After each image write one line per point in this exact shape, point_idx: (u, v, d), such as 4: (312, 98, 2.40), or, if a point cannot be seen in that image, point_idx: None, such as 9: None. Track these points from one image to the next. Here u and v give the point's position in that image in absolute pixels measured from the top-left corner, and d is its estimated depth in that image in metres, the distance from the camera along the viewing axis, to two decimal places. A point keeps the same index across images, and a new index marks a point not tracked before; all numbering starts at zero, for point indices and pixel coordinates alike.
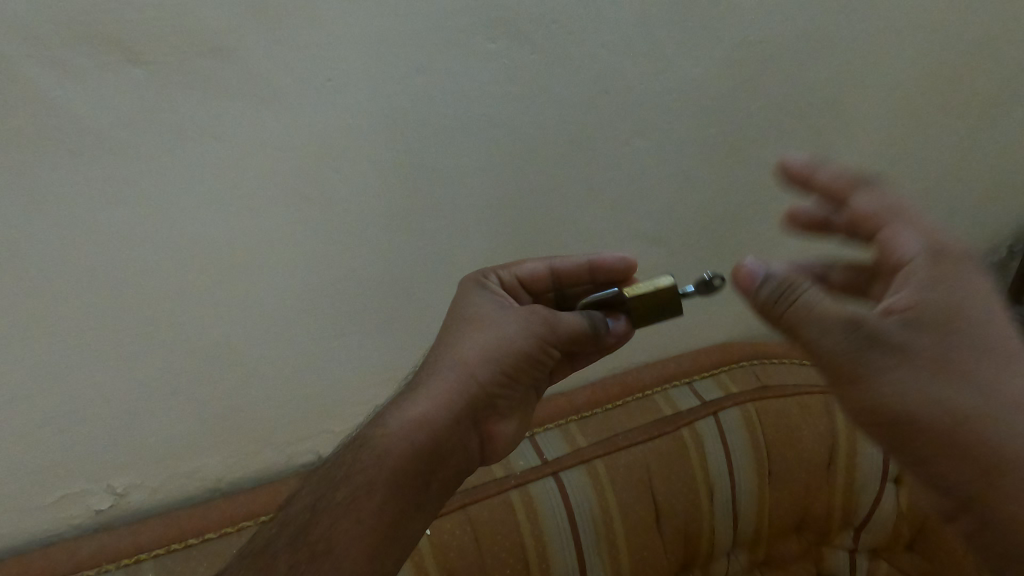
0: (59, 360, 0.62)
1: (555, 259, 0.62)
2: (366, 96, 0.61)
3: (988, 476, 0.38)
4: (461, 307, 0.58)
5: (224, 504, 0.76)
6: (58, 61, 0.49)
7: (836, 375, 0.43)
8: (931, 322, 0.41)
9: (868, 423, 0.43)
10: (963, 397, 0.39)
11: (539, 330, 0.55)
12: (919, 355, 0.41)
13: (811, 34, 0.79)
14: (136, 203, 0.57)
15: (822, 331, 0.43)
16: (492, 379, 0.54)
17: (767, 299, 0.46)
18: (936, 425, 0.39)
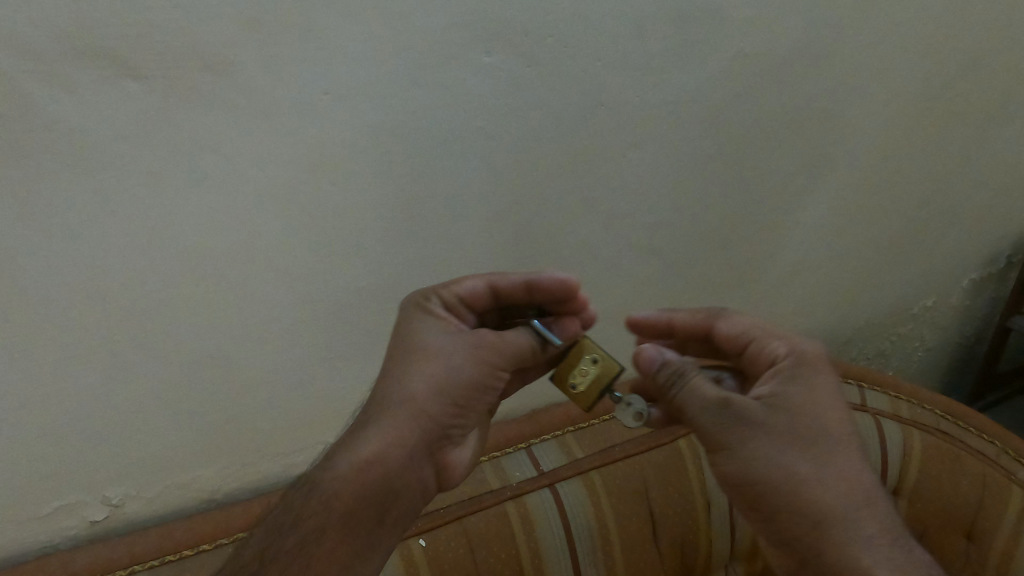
0: (56, 373, 0.62)
1: (492, 275, 0.60)
2: (363, 110, 0.62)
3: (817, 524, 0.49)
4: (404, 336, 0.57)
5: (220, 515, 0.76)
6: (57, 76, 0.49)
7: (714, 443, 0.53)
8: (786, 406, 0.52)
9: (739, 486, 0.52)
10: (804, 463, 0.50)
11: (486, 358, 0.55)
12: (775, 430, 0.51)
13: (807, 47, 0.80)
14: (133, 217, 0.58)
15: (702, 407, 0.53)
16: (445, 412, 0.54)
17: (663, 383, 0.57)
18: (784, 484, 0.50)
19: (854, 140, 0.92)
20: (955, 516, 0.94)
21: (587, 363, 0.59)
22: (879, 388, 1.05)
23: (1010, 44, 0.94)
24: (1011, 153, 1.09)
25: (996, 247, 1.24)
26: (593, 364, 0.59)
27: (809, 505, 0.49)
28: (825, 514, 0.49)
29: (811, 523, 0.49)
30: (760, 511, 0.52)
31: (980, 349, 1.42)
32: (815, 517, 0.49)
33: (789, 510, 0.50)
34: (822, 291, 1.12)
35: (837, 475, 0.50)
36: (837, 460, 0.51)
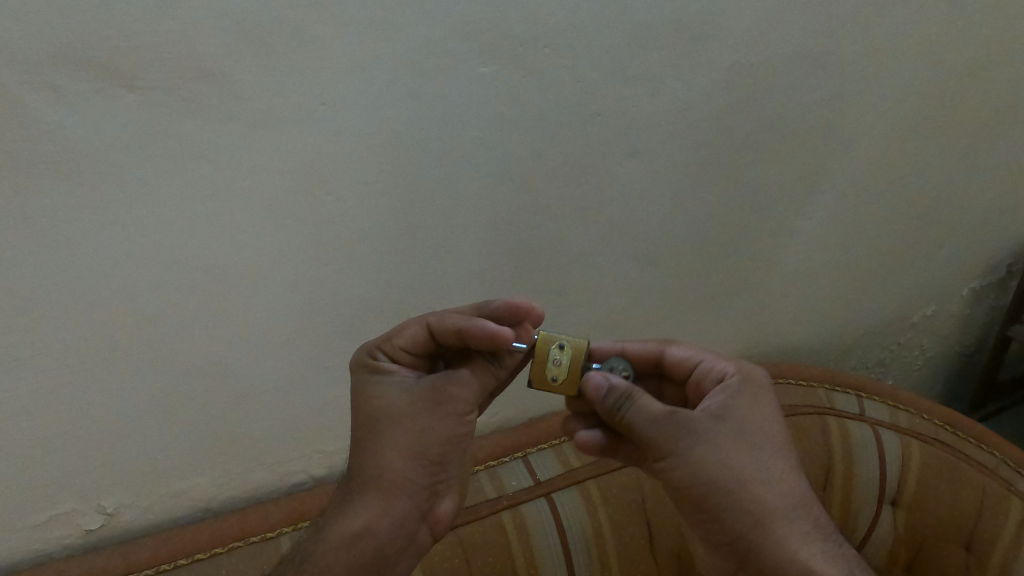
0: (51, 382, 0.62)
1: (428, 317, 0.59)
2: (357, 119, 0.62)
3: (759, 522, 0.52)
4: (366, 398, 0.57)
5: (215, 524, 0.76)
6: (50, 89, 0.49)
7: (662, 455, 0.54)
8: (732, 418, 0.55)
9: (686, 492, 0.54)
10: (747, 467, 0.53)
11: (450, 412, 0.55)
12: (722, 438, 0.54)
13: (803, 58, 0.80)
14: (128, 227, 0.58)
15: (652, 421, 0.54)
16: (422, 471, 0.56)
17: (611, 407, 0.56)
18: (730, 486, 0.53)
19: (851, 148, 0.93)
20: (954, 527, 0.93)
21: (557, 351, 0.59)
22: (878, 398, 1.05)
23: (1007, 55, 0.94)
24: (1009, 163, 1.09)
25: (995, 257, 1.24)
26: (562, 350, 0.59)
27: (750, 505, 0.53)
28: (765, 513, 0.53)
29: (753, 520, 0.52)
30: (704, 513, 0.54)
31: (979, 358, 1.41)
32: (756, 516, 0.52)
33: (733, 510, 0.53)
34: (819, 300, 1.12)
35: (780, 477, 0.54)
36: (776, 464, 0.54)
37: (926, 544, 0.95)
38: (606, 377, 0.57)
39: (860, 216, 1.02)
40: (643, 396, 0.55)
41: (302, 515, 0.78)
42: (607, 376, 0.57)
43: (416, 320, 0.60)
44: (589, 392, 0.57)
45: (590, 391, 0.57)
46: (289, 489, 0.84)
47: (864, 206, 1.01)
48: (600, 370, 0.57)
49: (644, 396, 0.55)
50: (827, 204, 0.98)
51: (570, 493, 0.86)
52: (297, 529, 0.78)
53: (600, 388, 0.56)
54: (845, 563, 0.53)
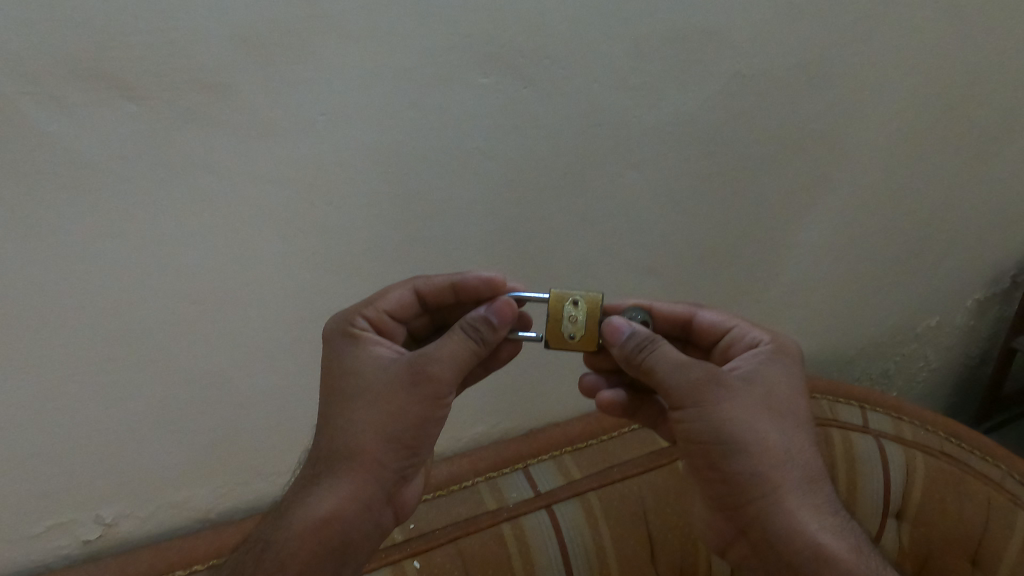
0: (50, 392, 0.62)
1: (416, 281, 0.63)
2: (357, 130, 0.62)
3: (774, 487, 0.52)
4: (347, 373, 0.56)
5: (213, 535, 0.76)
6: (53, 98, 0.50)
7: (686, 401, 0.54)
8: (760, 380, 0.56)
9: (704, 445, 0.54)
10: (771, 430, 0.53)
11: (428, 394, 0.53)
12: (749, 396, 0.54)
13: (804, 69, 0.80)
14: (129, 235, 0.58)
15: (679, 367, 0.54)
16: (394, 455, 0.53)
17: (632, 351, 0.56)
18: (752, 447, 0.52)
19: (853, 159, 0.92)
20: (960, 539, 0.92)
21: (571, 308, 0.60)
22: (881, 410, 1.04)
23: (1010, 66, 0.94)
24: (1013, 174, 1.09)
25: (1000, 269, 1.23)
26: (576, 307, 0.60)
27: (766, 469, 0.52)
28: (782, 480, 0.52)
29: (768, 485, 0.52)
30: (718, 472, 0.54)
31: (984, 370, 1.40)
32: (772, 481, 0.52)
33: (747, 473, 0.52)
34: (823, 311, 1.11)
35: (800, 447, 0.54)
36: (798, 435, 0.54)
37: (931, 559, 0.94)
38: (627, 327, 0.57)
39: (862, 227, 1.02)
40: (664, 343, 0.56)
41: None
42: (627, 326, 0.57)
43: (401, 284, 0.63)
44: (610, 337, 0.57)
45: (610, 337, 0.57)
46: None
47: (866, 217, 1.01)
48: (623, 317, 0.58)
49: (665, 344, 0.56)
50: (830, 214, 0.97)
51: (571, 504, 0.86)
52: None
53: (621, 331, 0.57)
54: (856, 540, 0.52)
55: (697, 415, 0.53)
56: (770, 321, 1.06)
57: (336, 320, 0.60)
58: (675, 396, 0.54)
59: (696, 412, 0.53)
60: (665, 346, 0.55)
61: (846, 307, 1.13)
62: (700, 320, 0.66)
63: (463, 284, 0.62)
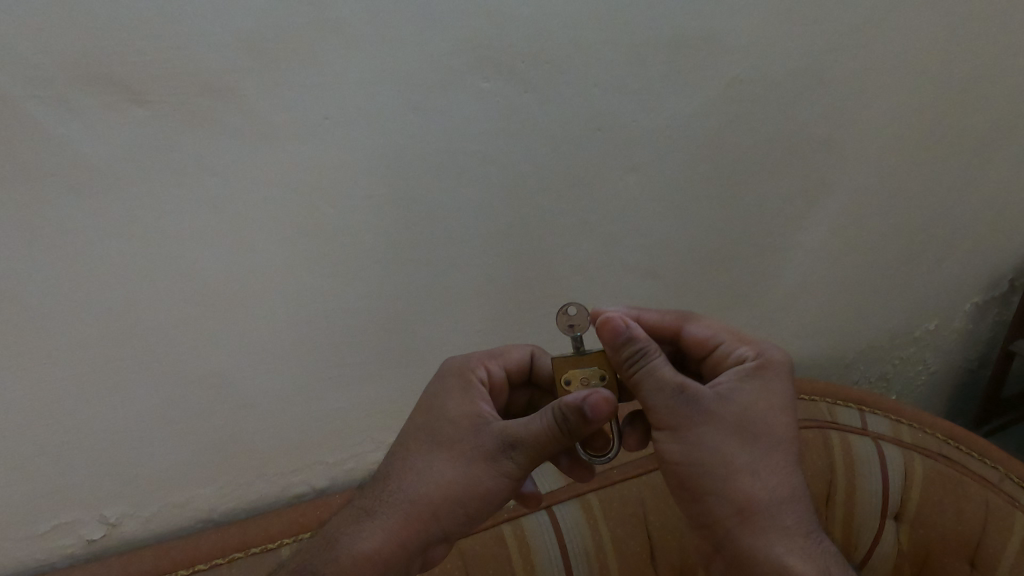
0: (56, 391, 0.63)
1: (537, 349, 0.68)
2: (359, 133, 0.63)
3: (740, 512, 0.53)
4: (444, 416, 0.58)
5: (216, 535, 0.76)
6: (60, 100, 0.51)
7: (663, 422, 0.55)
8: (737, 402, 0.55)
9: (676, 466, 0.55)
10: (742, 455, 0.53)
11: (508, 472, 0.54)
12: (724, 420, 0.54)
13: (801, 73, 0.80)
14: (135, 237, 0.59)
15: (657, 388, 0.55)
16: (453, 516, 0.54)
17: (627, 358, 0.56)
18: (719, 471, 0.53)
19: (851, 162, 0.93)
20: (958, 541, 0.92)
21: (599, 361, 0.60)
22: (880, 411, 1.04)
23: (1006, 71, 0.95)
24: (1009, 178, 1.10)
25: (998, 272, 1.24)
26: (569, 381, 0.60)
27: (733, 495, 0.53)
28: (749, 505, 0.53)
29: (735, 509, 0.53)
30: (689, 493, 0.55)
31: (983, 373, 1.41)
32: (739, 506, 0.53)
33: (716, 496, 0.53)
34: (823, 314, 1.12)
35: (773, 471, 0.54)
36: (772, 458, 0.54)
37: (930, 560, 0.95)
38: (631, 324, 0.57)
39: (861, 229, 1.03)
40: (656, 356, 0.56)
41: (304, 527, 0.78)
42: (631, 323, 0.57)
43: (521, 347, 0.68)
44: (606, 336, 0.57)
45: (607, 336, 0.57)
46: (290, 501, 0.85)
47: (865, 220, 1.02)
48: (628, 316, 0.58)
49: (656, 357, 0.56)
50: (827, 217, 0.98)
51: (572, 506, 0.86)
52: (298, 540, 0.77)
53: (620, 331, 0.56)
54: (827, 564, 0.52)
55: (671, 438, 0.55)
56: (769, 324, 1.07)
57: (454, 364, 0.64)
58: (654, 413, 0.56)
59: (670, 435, 0.55)
60: (660, 359, 0.56)
61: (845, 309, 1.13)
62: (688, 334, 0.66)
63: None
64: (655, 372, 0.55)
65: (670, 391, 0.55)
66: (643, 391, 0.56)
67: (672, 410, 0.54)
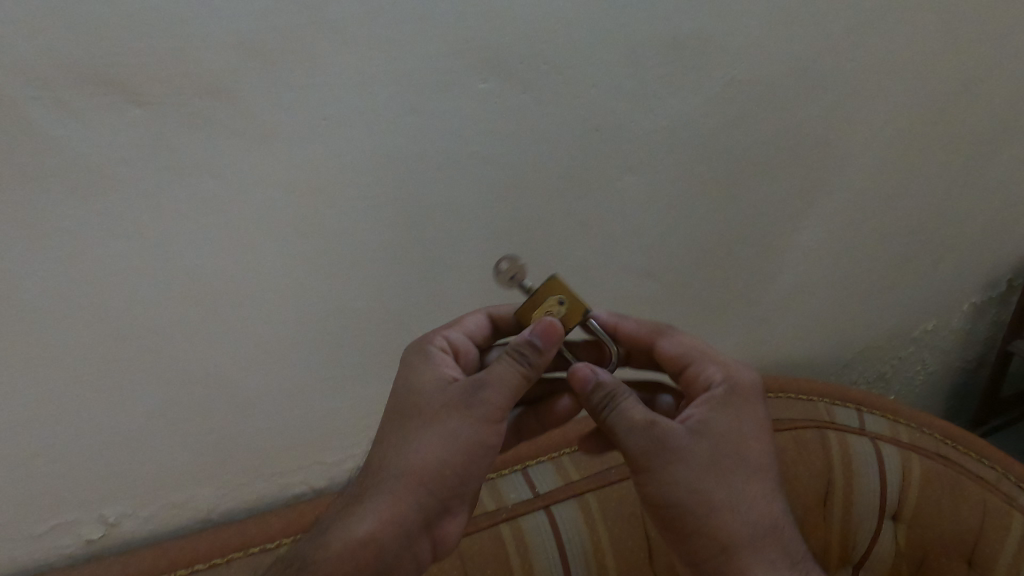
0: (55, 392, 0.63)
1: (490, 308, 0.69)
2: (357, 135, 0.63)
3: (725, 548, 0.54)
4: (406, 393, 0.59)
5: (215, 534, 0.76)
6: (60, 101, 0.51)
7: (637, 465, 0.56)
8: (710, 434, 0.57)
9: (655, 506, 0.56)
10: (718, 491, 0.54)
11: (481, 417, 0.55)
12: (696, 457, 0.55)
13: (799, 75, 0.81)
14: (134, 237, 0.59)
15: (629, 431, 0.56)
16: (442, 481, 0.54)
17: (596, 406, 0.58)
18: (698, 510, 0.54)
19: (849, 163, 0.93)
20: (955, 542, 0.93)
21: (555, 306, 0.62)
22: (877, 411, 1.04)
23: (1003, 72, 0.95)
24: (1007, 179, 1.10)
25: (996, 272, 1.24)
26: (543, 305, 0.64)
27: (715, 532, 0.54)
28: (732, 540, 0.54)
29: (718, 546, 0.54)
30: (673, 531, 0.56)
31: (981, 373, 1.41)
32: (722, 542, 0.54)
33: (698, 533, 0.55)
34: (821, 314, 1.12)
35: (750, 503, 0.55)
36: (749, 491, 0.55)
37: (927, 560, 0.95)
38: (598, 374, 0.58)
39: (859, 230, 1.03)
40: (626, 401, 0.57)
41: (303, 526, 0.79)
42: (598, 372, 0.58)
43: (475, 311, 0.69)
44: (576, 382, 0.59)
45: (576, 381, 0.59)
46: (290, 500, 0.85)
47: (862, 221, 1.02)
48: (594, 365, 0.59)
49: (626, 401, 0.57)
50: (824, 218, 0.98)
51: (569, 505, 0.87)
52: (297, 539, 0.78)
53: (586, 381, 0.58)
54: None
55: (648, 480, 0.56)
56: (766, 323, 1.08)
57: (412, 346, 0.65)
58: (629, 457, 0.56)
59: (647, 478, 0.56)
60: (630, 402, 0.57)
61: (842, 310, 1.14)
62: (661, 350, 0.67)
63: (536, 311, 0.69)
64: (625, 417, 0.56)
65: (642, 434, 0.55)
66: (616, 437, 0.57)
67: (646, 453, 0.55)
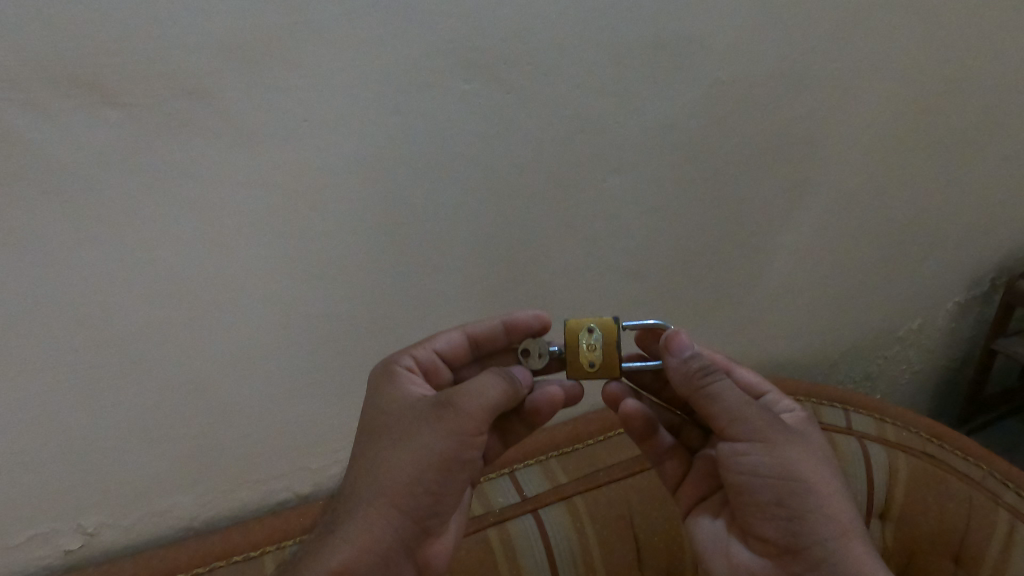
0: (30, 400, 0.62)
1: (467, 324, 0.66)
2: (339, 137, 0.62)
3: (841, 530, 0.56)
4: (379, 413, 0.58)
5: (197, 543, 0.75)
6: (33, 103, 0.50)
7: (754, 435, 0.58)
8: (811, 436, 0.61)
9: (770, 479, 0.57)
10: (830, 477, 0.58)
11: (455, 429, 0.54)
12: (806, 445, 0.59)
13: (783, 75, 0.81)
14: (110, 241, 0.58)
15: (744, 403, 0.59)
16: (416, 501, 0.53)
17: (699, 368, 0.59)
18: (816, 484, 0.57)
19: (833, 163, 0.94)
20: (942, 541, 0.93)
21: (588, 335, 0.63)
22: (864, 412, 1.05)
23: (986, 71, 0.95)
24: (991, 178, 1.10)
25: (978, 272, 1.25)
26: (593, 333, 0.62)
27: (831, 511, 0.56)
28: (844, 517, 0.57)
29: (838, 529, 0.56)
30: (785, 509, 0.56)
31: (965, 372, 1.42)
32: (836, 519, 0.56)
33: (813, 511, 0.56)
34: (807, 314, 1.13)
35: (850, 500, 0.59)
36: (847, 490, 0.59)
37: (914, 559, 0.95)
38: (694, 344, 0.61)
39: (844, 229, 1.03)
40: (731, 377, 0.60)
41: (287, 533, 0.78)
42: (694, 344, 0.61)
43: (452, 327, 0.67)
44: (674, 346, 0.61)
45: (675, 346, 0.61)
46: (273, 507, 0.84)
47: (847, 220, 1.02)
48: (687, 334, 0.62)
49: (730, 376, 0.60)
50: (809, 218, 0.98)
51: (557, 509, 0.86)
52: (281, 548, 0.76)
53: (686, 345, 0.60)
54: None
55: (761, 450, 0.57)
56: (752, 324, 1.08)
57: (383, 362, 0.64)
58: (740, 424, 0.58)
59: (760, 447, 0.57)
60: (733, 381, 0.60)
61: (828, 309, 1.14)
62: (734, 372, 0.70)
63: (513, 323, 0.66)
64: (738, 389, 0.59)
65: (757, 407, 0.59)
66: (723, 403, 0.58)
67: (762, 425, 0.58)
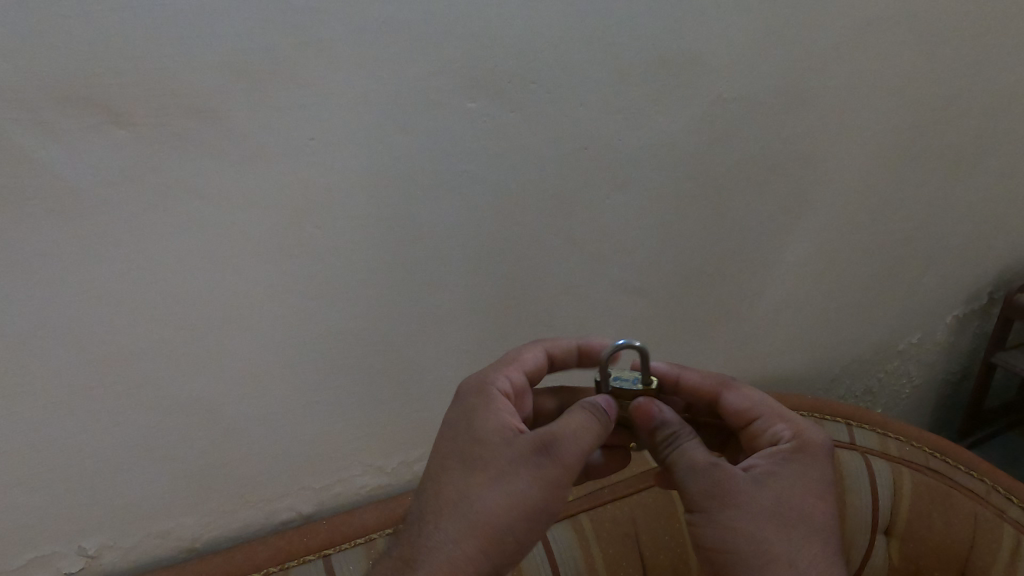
0: (34, 423, 0.61)
1: (547, 343, 0.71)
2: (345, 154, 0.62)
3: None
4: (471, 438, 0.56)
5: (199, 565, 0.74)
6: (42, 125, 0.50)
7: (695, 504, 0.55)
8: (772, 484, 0.55)
9: (712, 552, 0.53)
10: (778, 542, 0.52)
11: (553, 479, 0.53)
12: (755, 506, 0.53)
13: (783, 92, 0.81)
14: (117, 261, 0.58)
15: (691, 469, 0.56)
16: (505, 547, 0.51)
17: (660, 440, 0.59)
18: (755, 560, 0.51)
19: (833, 178, 0.94)
20: (947, 558, 0.93)
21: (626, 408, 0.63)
22: (868, 426, 1.03)
23: (982, 86, 0.96)
24: (989, 192, 1.11)
25: (977, 286, 1.25)
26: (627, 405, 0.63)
27: None
28: None
29: None
30: None
31: (965, 386, 1.42)
32: None
33: None
34: (809, 328, 1.13)
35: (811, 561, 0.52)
36: (809, 547, 0.53)
37: None
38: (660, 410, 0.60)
39: (845, 244, 1.03)
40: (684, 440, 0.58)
41: (289, 555, 0.77)
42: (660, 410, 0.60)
43: (532, 346, 0.70)
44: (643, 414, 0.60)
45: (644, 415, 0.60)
46: (276, 528, 0.83)
47: (847, 235, 1.02)
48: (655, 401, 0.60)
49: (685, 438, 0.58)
50: (809, 233, 0.99)
51: (563, 528, 0.85)
52: (285, 570, 0.76)
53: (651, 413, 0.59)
54: None
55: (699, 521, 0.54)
56: (754, 340, 1.08)
57: (471, 381, 0.64)
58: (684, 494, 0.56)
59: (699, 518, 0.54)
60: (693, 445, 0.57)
61: (829, 323, 1.14)
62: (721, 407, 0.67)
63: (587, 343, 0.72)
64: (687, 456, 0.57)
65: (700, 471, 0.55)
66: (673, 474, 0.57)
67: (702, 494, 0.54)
